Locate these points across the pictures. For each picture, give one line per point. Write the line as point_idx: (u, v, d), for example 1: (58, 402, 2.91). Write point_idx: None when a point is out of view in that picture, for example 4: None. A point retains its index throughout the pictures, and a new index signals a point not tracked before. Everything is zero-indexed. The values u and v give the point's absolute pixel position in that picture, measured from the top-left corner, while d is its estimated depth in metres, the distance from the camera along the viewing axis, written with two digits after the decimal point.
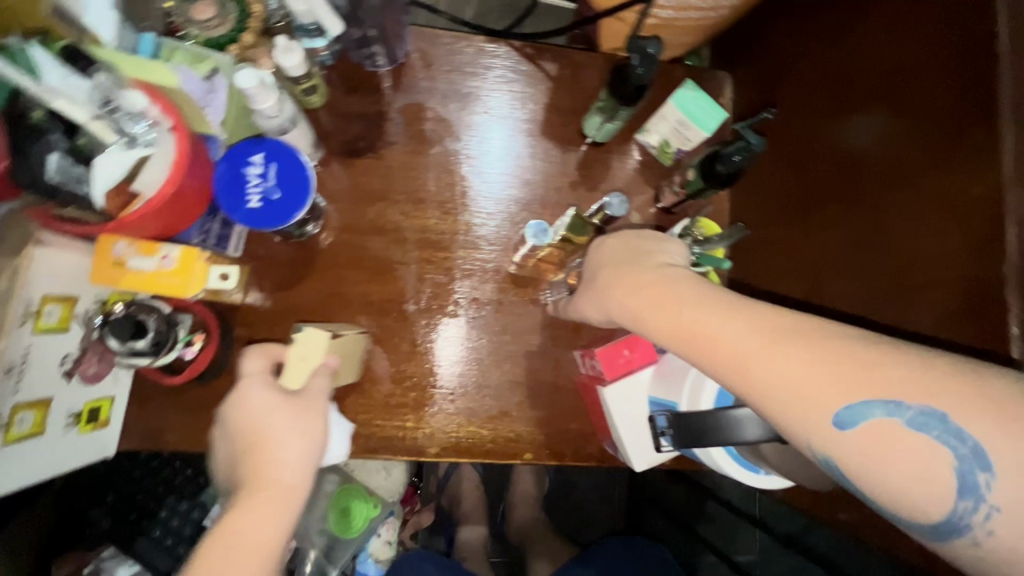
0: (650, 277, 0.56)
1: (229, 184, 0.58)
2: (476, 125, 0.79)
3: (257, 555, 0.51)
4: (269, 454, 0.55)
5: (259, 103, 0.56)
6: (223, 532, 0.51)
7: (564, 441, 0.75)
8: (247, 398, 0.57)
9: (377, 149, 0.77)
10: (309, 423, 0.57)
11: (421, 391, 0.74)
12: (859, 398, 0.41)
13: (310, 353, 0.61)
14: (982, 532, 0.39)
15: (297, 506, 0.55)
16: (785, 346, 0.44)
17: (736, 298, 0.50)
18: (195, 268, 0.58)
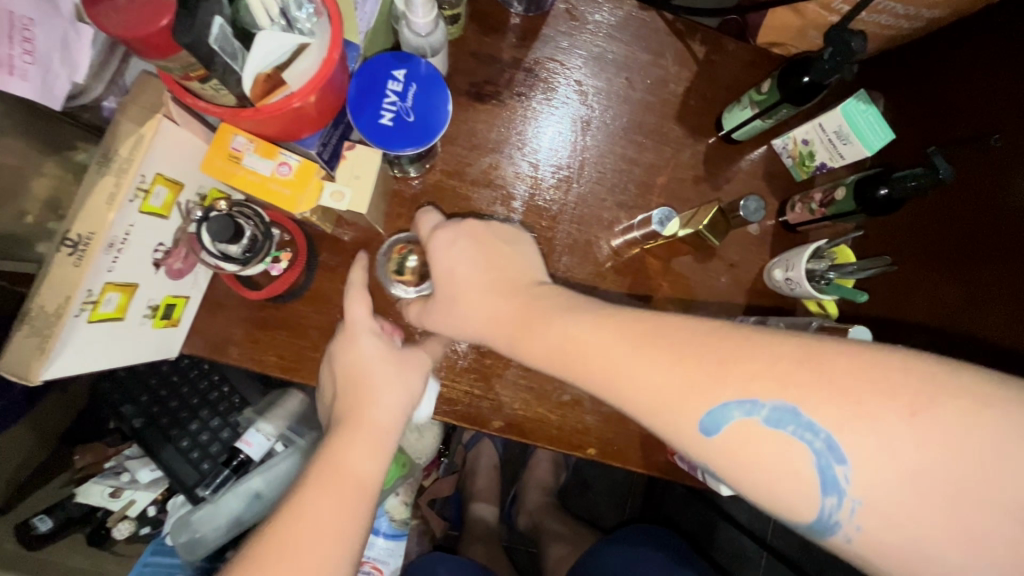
0: (509, 285, 0.56)
1: (364, 96, 0.54)
2: (561, 92, 0.72)
3: (358, 499, 0.50)
4: (369, 398, 0.54)
5: (416, 16, 0.52)
6: (325, 475, 0.50)
7: (631, 445, 0.71)
8: (357, 346, 0.56)
9: (500, 97, 0.71)
10: (418, 367, 0.58)
11: (495, 359, 0.69)
12: (717, 401, 0.44)
13: (363, 173, 0.56)
14: (850, 529, 0.41)
15: (392, 442, 0.54)
16: (637, 370, 0.46)
17: (622, 318, 0.49)
18: (309, 184, 0.53)
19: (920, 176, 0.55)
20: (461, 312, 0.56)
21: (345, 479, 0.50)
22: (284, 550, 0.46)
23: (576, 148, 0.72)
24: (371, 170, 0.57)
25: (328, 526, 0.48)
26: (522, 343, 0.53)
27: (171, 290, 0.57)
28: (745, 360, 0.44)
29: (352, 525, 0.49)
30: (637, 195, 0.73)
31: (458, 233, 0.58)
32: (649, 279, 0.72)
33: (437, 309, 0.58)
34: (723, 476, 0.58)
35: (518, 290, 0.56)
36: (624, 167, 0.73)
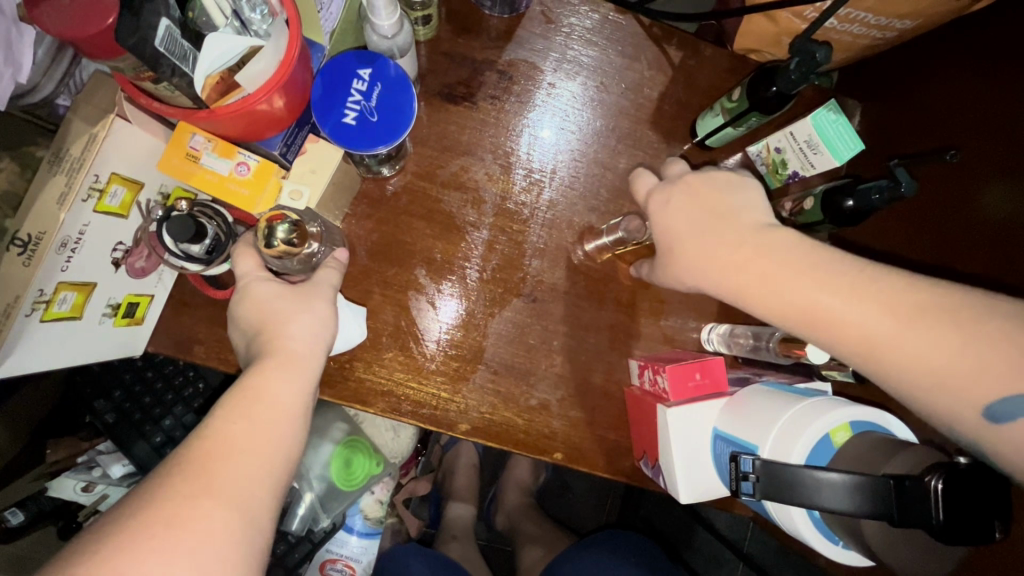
0: (795, 244, 0.50)
1: (327, 95, 0.53)
2: (548, 99, 0.72)
3: (279, 427, 0.47)
4: (279, 327, 0.51)
5: (378, 18, 0.52)
6: (239, 410, 0.46)
7: (598, 449, 0.71)
8: (254, 290, 0.52)
9: (474, 99, 0.71)
10: (326, 299, 0.54)
11: (464, 362, 0.69)
12: (1020, 389, 0.39)
13: (319, 167, 0.55)
14: None
15: (312, 375, 0.51)
16: (914, 339, 0.43)
17: (895, 289, 0.45)
18: (268, 184, 0.53)
19: (884, 190, 0.55)
20: (717, 254, 0.54)
21: (262, 407, 0.47)
22: (203, 483, 0.42)
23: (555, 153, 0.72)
24: (329, 166, 0.55)
25: (250, 455, 0.45)
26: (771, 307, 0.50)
27: (134, 289, 0.57)
28: (933, 308, 0.43)
29: (271, 459, 0.46)
30: (610, 200, 0.73)
31: (700, 205, 0.56)
32: (620, 285, 0.72)
33: (695, 256, 0.55)
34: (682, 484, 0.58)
35: (750, 238, 0.53)
36: (598, 172, 0.73)
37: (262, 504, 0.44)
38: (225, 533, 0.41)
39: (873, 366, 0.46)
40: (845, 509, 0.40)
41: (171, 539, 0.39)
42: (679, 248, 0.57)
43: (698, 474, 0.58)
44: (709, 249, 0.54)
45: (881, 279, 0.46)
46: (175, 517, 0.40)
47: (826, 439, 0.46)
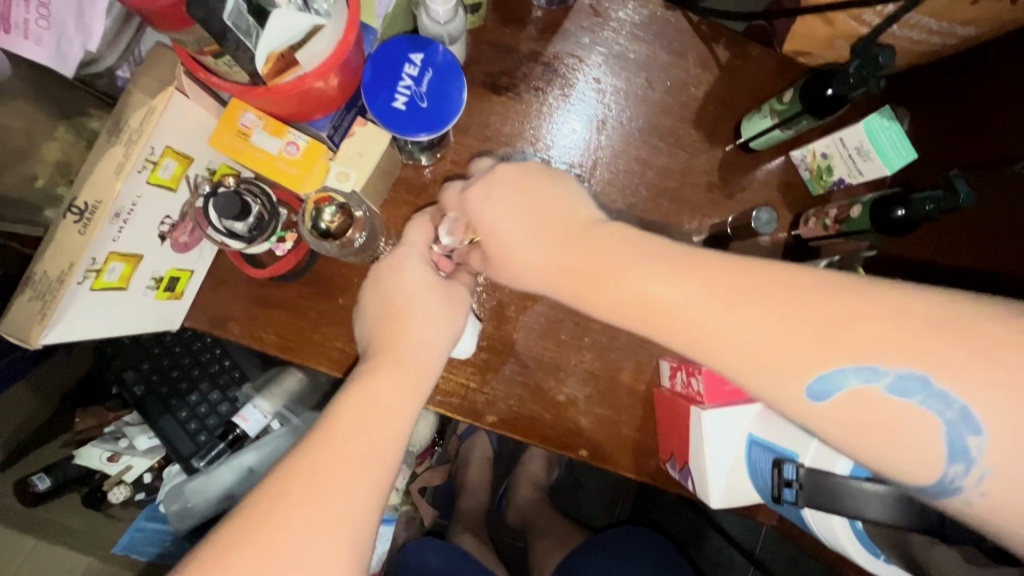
0: (660, 242, 0.47)
1: (378, 77, 0.53)
2: (574, 92, 0.71)
3: (386, 447, 0.49)
4: (404, 326, 0.54)
5: (436, 3, 0.52)
6: (358, 406, 0.49)
7: (624, 448, 0.70)
8: (399, 267, 0.56)
9: (517, 90, 0.70)
10: (450, 309, 0.56)
11: (493, 354, 0.69)
12: (831, 365, 0.39)
13: (366, 151, 0.55)
14: (974, 493, 0.37)
15: (421, 381, 0.53)
16: (753, 321, 0.41)
17: (753, 271, 0.43)
18: (316, 164, 0.53)
19: (938, 200, 0.54)
20: (538, 247, 0.51)
21: (377, 390, 0.50)
22: (310, 485, 0.45)
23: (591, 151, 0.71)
24: (376, 152, 0.55)
25: (371, 457, 0.47)
26: (601, 297, 0.48)
27: (175, 263, 0.57)
28: (798, 295, 0.41)
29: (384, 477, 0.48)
30: (648, 198, 0.72)
31: (506, 194, 0.53)
32: None
33: (520, 247, 0.52)
34: (713, 487, 0.57)
35: (583, 232, 0.50)
36: (637, 169, 0.72)
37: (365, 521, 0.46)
38: (340, 525, 0.45)
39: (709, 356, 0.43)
40: (888, 521, 0.40)
41: (288, 521, 0.43)
42: (498, 245, 0.53)
43: (728, 479, 0.57)
44: (522, 245, 0.52)
45: (719, 262, 0.44)
46: (296, 491, 0.44)
47: None
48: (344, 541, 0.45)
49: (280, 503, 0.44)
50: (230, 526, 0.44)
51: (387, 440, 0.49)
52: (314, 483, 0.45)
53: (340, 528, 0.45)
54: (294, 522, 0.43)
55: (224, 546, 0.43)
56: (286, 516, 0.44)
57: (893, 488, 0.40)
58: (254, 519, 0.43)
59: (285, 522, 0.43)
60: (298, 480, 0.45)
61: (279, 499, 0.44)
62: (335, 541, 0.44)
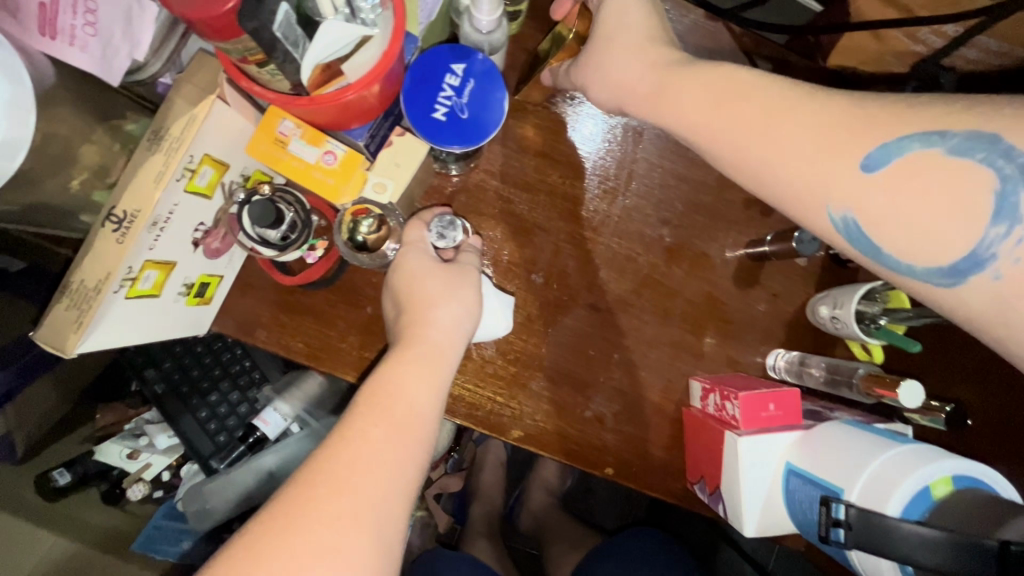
0: (732, 70, 0.52)
1: (419, 87, 0.52)
2: None
3: (410, 432, 0.48)
4: (425, 315, 0.52)
5: (481, 12, 0.50)
6: (383, 399, 0.48)
7: (651, 468, 0.69)
8: (405, 261, 0.54)
9: (553, 100, 0.69)
10: (473, 300, 0.55)
11: (521, 368, 0.68)
12: (895, 135, 0.44)
13: (404, 162, 0.54)
14: (1007, 260, 0.40)
15: (446, 371, 0.52)
16: (798, 141, 0.47)
17: (831, 99, 0.47)
18: (354, 175, 0.52)
19: None
20: (622, 73, 0.57)
21: (403, 381, 0.49)
22: (336, 479, 0.44)
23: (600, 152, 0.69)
24: (413, 163, 0.54)
25: (395, 453, 0.46)
26: (668, 112, 0.54)
27: (206, 269, 0.56)
28: (850, 118, 0.45)
29: (410, 462, 0.47)
30: (684, 213, 0.70)
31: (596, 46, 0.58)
32: (686, 301, 0.70)
33: (598, 55, 0.58)
34: (747, 515, 0.55)
35: (649, 46, 0.57)
36: (674, 182, 0.70)
37: (394, 510, 0.45)
38: (363, 523, 0.43)
39: (760, 169, 0.49)
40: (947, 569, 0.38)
41: (310, 521, 0.42)
42: (606, 37, 0.57)
43: (763, 509, 0.56)
44: (592, 66, 0.59)
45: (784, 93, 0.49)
46: (320, 487, 0.43)
47: (925, 491, 0.43)
48: (367, 541, 0.43)
49: (303, 500, 0.43)
50: (252, 524, 0.42)
51: (411, 434, 0.48)
52: (339, 478, 0.44)
53: (363, 526, 0.43)
54: (319, 523, 0.42)
55: (246, 545, 0.41)
56: (310, 512, 0.42)
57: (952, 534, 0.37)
58: (277, 518, 0.42)
59: (308, 521, 0.42)
60: (323, 473, 0.44)
61: (302, 498, 0.43)
62: (359, 538, 0.43)
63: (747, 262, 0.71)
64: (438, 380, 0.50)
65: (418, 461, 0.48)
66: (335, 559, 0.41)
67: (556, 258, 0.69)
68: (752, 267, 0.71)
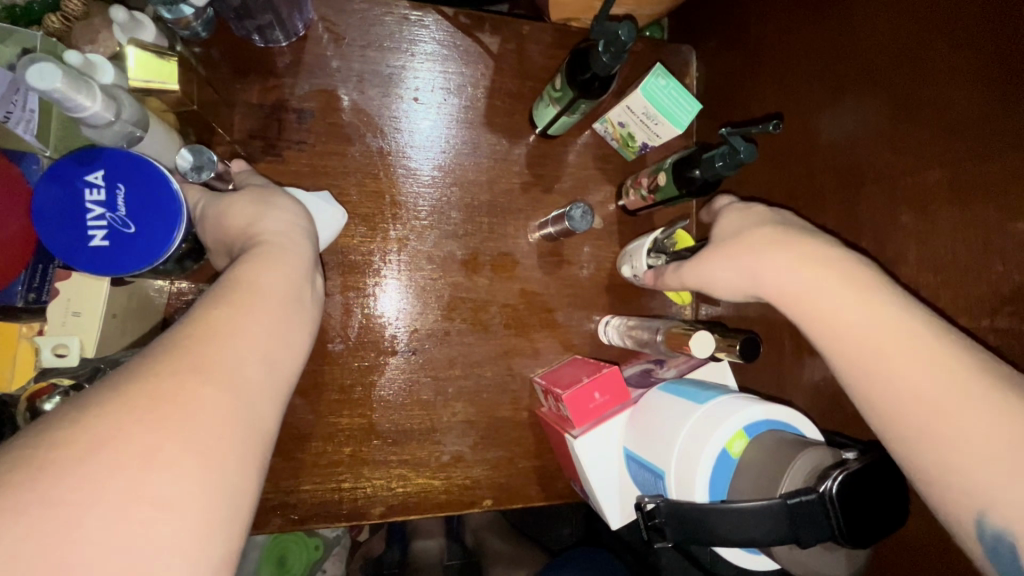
0: (812, 256, 0.45)
1: (57, 219, 0.42)
2: (392, 106, 0.64)
3: (283, 310, 0.38)
4: (255, 227, 0.44)
5: (81, 109, 0.40)
6: (247, 290, 0.37)
7: (527, 481, 0.67)
8: (216, 202, 0.46)
9: (278, 150, 0.60)
10: (304, 217, 0.47)
11: (357, 443, 0.62)
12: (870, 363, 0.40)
13: (84, 306, 0.44)
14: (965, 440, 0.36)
15: (304, 262, 0.43)
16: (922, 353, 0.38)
17: (861, 272, 0.43)
18: (18, 350, 0.44)
19: (725, 156, 0.51)
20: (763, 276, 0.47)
21: (265, 271, 0.39)
22: (192, 365, 0.31)
23: (432, 157, 0.65)
24: (97, 303, 0.44)
25: (271, 351, 0.36)
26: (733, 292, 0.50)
27: None
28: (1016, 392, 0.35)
29: (283, 350, 0.37)
30: (467, 220, 0.66)
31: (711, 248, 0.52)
32: (502, 306, 0.66)
33: (715, 258, 0.51)
34: (608, 509, 0.55)
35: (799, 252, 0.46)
36: (445, 192, 0.65)
37: (267, 400, 0.34)
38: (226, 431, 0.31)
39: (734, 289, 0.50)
40: (762, 540, 0.36)
41: (166, 392, 0.30)
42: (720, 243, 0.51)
43: (622, 494, 0.55)
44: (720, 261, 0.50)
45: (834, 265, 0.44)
46: (161, 395, 0.29)
47: (724, 452, 0.43)
48: (231, 460, 0.30)
49: (138, 408, 0.28)
50: (47, 440, 0.27)
51: (288, 327, 0.38)
52: (200, 376, 0.31)
53: (234, 417, 0.31)
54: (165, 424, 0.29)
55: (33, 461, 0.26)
56: (149, 423, 0.28)
57: (756, 505, 0.36)
58: (97, 421, 0.27)
59: (146, 433, 0.28)
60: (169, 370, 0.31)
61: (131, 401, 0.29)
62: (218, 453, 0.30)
63: (546, 244, 0.68)
64: (303, 264, 0.42)
65: (294, 349, 0.38)
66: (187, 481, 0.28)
67: (350, 316, 0.62)
68: (553, 248, 0.68)
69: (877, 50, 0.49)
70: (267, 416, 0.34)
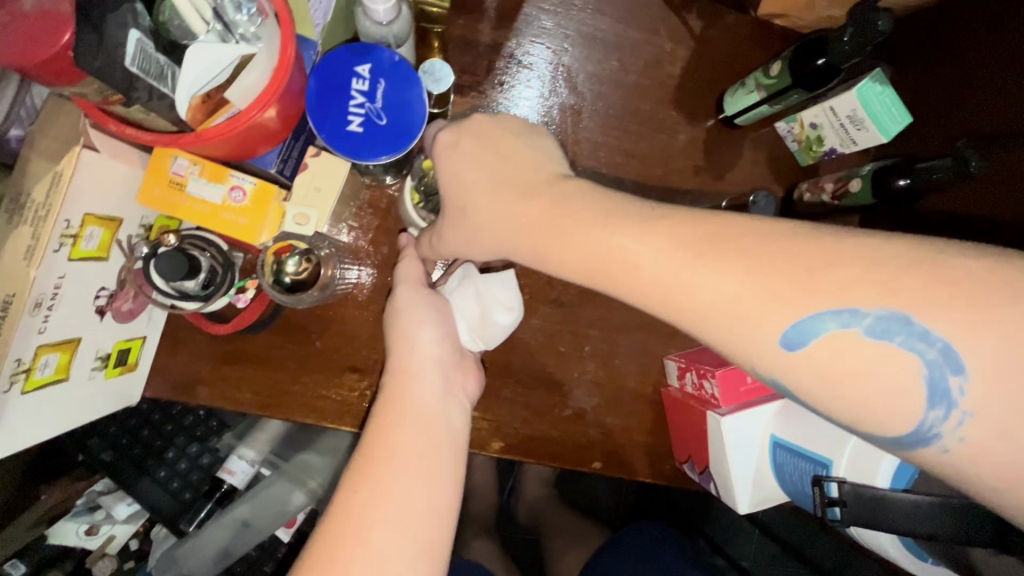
0: (806, 233, 0.38)
1: (324, 100, 0.46)
2: (587, 70, 0.66)
3: (421, 466, 0.44)
4: (396, 345, 0.50)
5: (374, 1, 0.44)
6: (399, 381, 0.48)
7: (640, 455, 0.68)
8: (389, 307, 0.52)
9: (479, 88, 0.64)
10: (420, 290, 0.52)
11: (491, 378, 0.65)
12: (810, 312, 0.37)
13: (324, 185, 0.49)
14: (951, 439, 0.35)
15: (426, 394, 0.48)
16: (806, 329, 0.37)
17: (899, 249, 0.36)
18: (269, 211, 0.46)
19: (945, 169, 0.51)
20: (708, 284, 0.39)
21: (404, 352, 0.49)
22: (349, 546, 0.40)
23: (603, 124, 0.66)
24: (334, 185, 0.49)
25: (431, 400, 0.48)
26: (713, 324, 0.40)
27: (123, 335, 0.50)
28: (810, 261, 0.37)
29: (434, 487, 0.44)
30: (635, 190, 0.67)
31: (591, 209, 0.45)
32: None
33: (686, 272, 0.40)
34: (740, 493, 0.55)
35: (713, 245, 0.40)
36: (620, 159, 0.67)
37: (424, 535, 0.42)
38: (416, 511, 0.43)
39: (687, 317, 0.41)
40: (931, 536, 0.38)
41: (353, 559, 0.40)
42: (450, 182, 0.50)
43: (753, 480, 0.55)
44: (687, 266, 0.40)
45: (847, 234, 0.38)
46: (336, 559, 0.40)
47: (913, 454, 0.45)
48: None
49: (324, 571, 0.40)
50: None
51: (425, 378, 0.49)
52: (372, 478, 0.43)
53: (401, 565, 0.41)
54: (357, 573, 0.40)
55: None
56: (357, 538, 0.41)
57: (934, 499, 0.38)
58: None
59: None
60: (340, 532, 0.41)
61: (346, 522, 0.41)
62: (420, 504, 0.43)
63: None
64: (428, 399, 0.48)
65: (443, 481, 0.45)
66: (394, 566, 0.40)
67: None
68: None
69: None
70: (431, 539, 0.43)
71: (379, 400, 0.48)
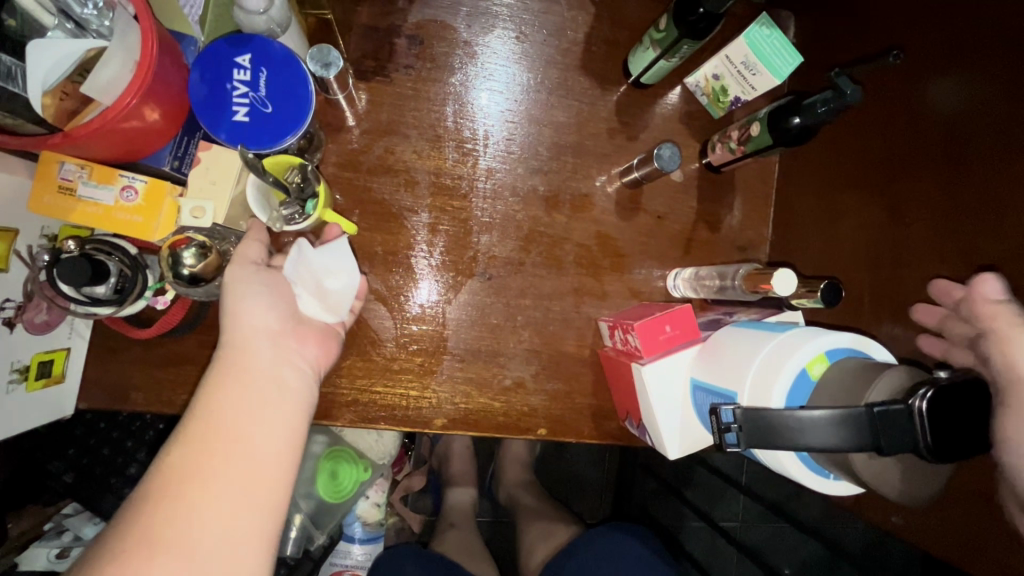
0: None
1: (209, 93, 0.48)
2: (493, 45, 0.67)
3: (250, 429, 0.44)
4: (228, 311, 0.47)
5: None
6: (229, 357, 0.46)
7: (584, 418, 0.69)
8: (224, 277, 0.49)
9: (385, 72, 0.65)
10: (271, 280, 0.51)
11: (427, 355, 0.65)
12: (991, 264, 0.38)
13: (219, 177, 0.49)
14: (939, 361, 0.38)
15: (259, 357, 0.47)
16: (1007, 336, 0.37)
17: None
18: (163, 205, 0.48)
19: (829, 100, 0.52)
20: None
21: (233, 325, 0.47)
22: (167, 522, 0.39)
23: (515, 97, 0.67)
24: (231, 176, 0.50)
25: (264, 369, 0.47)
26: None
27: (40, 346, 0.51)
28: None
29: (264, 448, 0.44)
30: (552, 158, 0.68)
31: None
32: (576, 243, 0.68)
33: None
34: (668, 439, 0.56)
35: None
36: (533, 129, 0.68)
37: (258, 496, 0.43)
38: (248, 474, 0.43)
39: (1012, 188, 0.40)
40: (835, 447, 0.37)
41: (170, 530, 0.39)
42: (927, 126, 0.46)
43: (682, 426, 0.56)
44: None
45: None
46: (152, 535, 0.38)
47: (803, 372, 0.44)
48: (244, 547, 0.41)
49: (139, 550, 0.38)
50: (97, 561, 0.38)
51: (258, 349, 0.47)
52: (196, 448, 0.42)
53: (226, 526, 0.41)
54: (178, 545, 0.39)
55: None
56: (179, 506, 0.40)
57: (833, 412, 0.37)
58: (119, 560, 0.37)
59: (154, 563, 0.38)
60: (156, 507, 0.40)
61: (160, 497, 0.40)
62: (248, 470, 0.43)
63: (626, 191, 0.69)
64: (260, 363, 0.47)
65: (277, 441, 0.45)
66: (221, 526, 0.40)
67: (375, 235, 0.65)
68: (632, 195, 0.69)
69: (925, 66, 0.51)
70: (265, 498, 0.43)
71: (206, 377, 0.46)
